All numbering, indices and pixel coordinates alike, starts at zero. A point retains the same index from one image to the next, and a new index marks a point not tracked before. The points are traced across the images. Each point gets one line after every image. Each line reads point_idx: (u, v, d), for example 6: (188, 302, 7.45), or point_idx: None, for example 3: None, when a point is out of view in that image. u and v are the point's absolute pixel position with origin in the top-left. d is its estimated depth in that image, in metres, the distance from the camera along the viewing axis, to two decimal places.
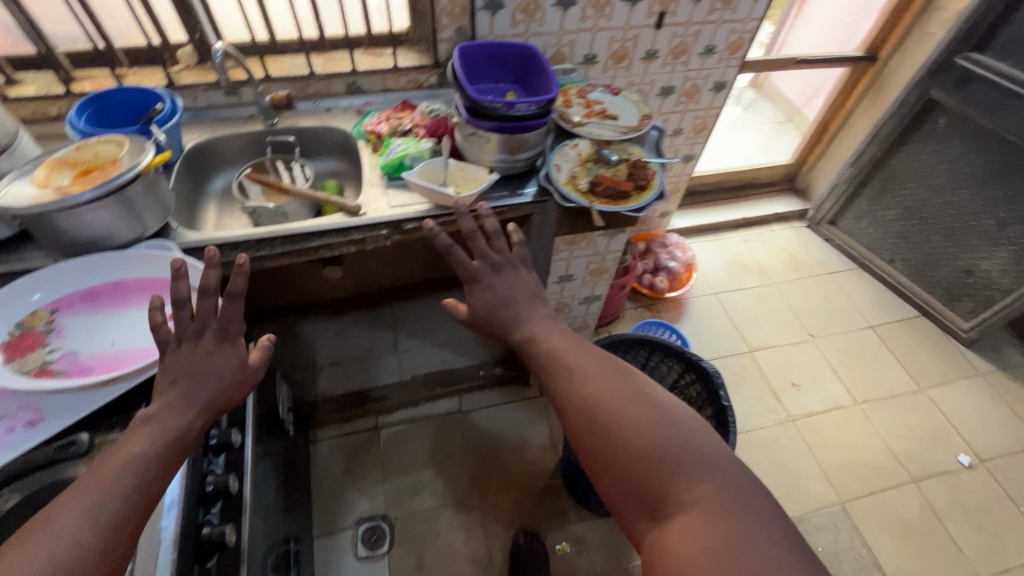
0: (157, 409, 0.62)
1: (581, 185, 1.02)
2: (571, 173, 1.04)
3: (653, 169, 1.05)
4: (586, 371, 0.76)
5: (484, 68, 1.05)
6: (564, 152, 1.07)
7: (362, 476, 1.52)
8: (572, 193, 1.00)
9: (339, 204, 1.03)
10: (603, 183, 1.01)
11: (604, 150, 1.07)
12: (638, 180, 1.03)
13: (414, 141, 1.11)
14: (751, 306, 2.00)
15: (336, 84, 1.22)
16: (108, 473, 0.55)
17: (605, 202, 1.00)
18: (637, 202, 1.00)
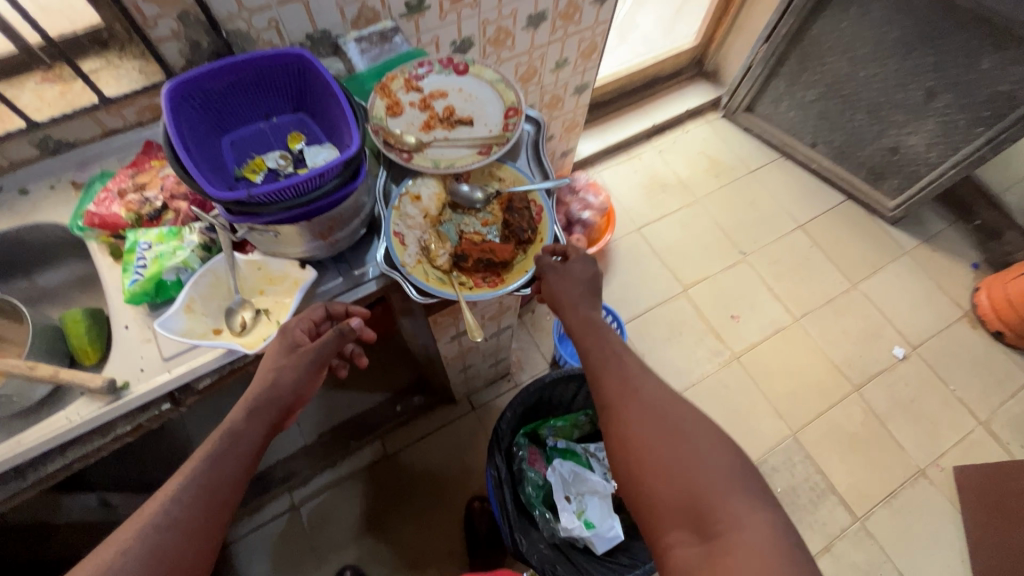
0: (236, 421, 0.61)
1: (441, 263, 0.71)
2: (422, 245, 0.72)
3: (538, 200, 0.74)
4: (628, 380, 0.67)
5: (235, 103, 0.64)
6: (401, 209, 0.72)
7: (293, 569, 1.31)
8: (430, 283, 0.68)
9: (77, 382, 0.64)
10: (473, 255, 0.72)
11: (461, 188, 0.76)
12: (521, 232, 0.73)
13: (172, 233, 0.71)
14: (677, 235, 1.80)
15: (17, 149, 0.75)
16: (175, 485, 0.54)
17: (483, 284, 0.71)
18: (527, 269, 0.72)
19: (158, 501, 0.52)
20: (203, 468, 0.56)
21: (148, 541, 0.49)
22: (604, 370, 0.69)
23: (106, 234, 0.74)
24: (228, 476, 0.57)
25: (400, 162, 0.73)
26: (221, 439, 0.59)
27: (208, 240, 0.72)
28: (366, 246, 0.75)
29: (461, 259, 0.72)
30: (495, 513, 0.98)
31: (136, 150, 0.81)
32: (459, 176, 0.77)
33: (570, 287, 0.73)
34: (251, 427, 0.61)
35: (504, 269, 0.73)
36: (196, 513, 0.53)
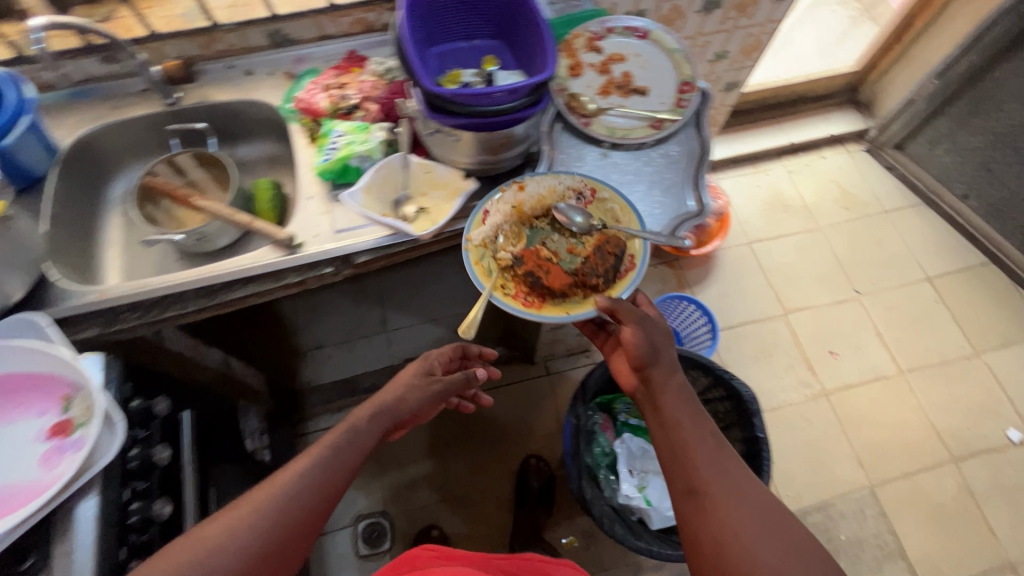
0: (361, 417, 0.73)
1: (500, 258, 0.75)
2: (493, 234, 0.75)
3: (636, 259, 0.74)
4: (727, 471, 0.62)
5: (448, 20, 0.73)
6: (504, 193, 0.76)
7: (358, 470, 1.43)
8: (475, 267, 0.72)
9: (267, 233, 0.77)
10: (529, 266, 0.74)
11: (570, 208, 0.77)
12: (591, 276, 0.73)
13: (362, 128, 0.81)
14: (789, 258, 1.74)
15: (252, 35, 0.89)
16: (301, 463, 0.65)
17: (520, 298, 0.72)
18: (568, 312, 0.71)
19: (291, 478, 0.63)
20: (328, 456, 0.67)
21: (272, 511, 0.60)
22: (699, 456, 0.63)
23: (307, 119, 0.86)
24: (345, 471, 0.67)
25: (579, 126, 0.79)
26: (346, 432, 0.70)
27: (391, 139, 0.82)
28: (520, 174, 0.81)
29: (519, 264, 0.75)
30: (566, 457, 1.03)
31: (339, 56, 0.92)
32: (582, 194, 0.77)
33: (658, 343, 0.72)
34: (369, 427, 0.73)
35: (551, 298, 0.73)
36: (310, 498, 0.63)
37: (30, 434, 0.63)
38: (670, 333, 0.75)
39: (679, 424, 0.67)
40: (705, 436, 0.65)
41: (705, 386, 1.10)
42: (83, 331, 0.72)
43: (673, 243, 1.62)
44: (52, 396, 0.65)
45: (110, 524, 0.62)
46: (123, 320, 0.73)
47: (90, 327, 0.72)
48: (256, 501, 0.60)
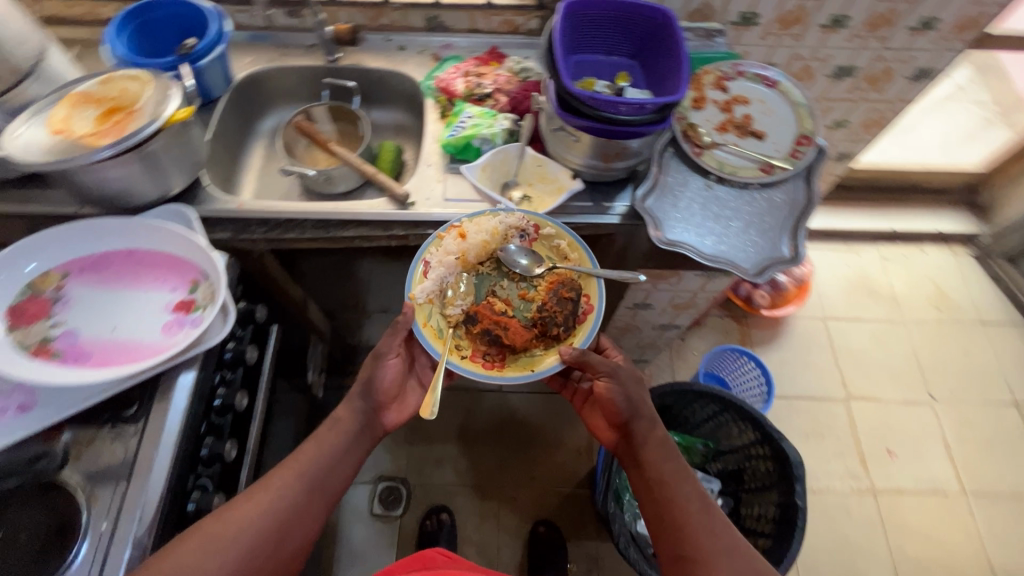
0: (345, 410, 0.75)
1: (449, 316, 0.78)
2: (439, 289, 0.78)
3: (592, 300, 0.78)
4: (718, 532, 0.63)
5: (593, 34, 0.78)
6: (443, 242, 0.78)
7: (390, 435, 1.50)
8: (426, 331, 0.75)
9: (386, 186, 0.85)
10: (483, 324, 0.77)
11: (514, 250, 0.82)
12: (550, 325, 0.77)
13: (489, 114, 0.89)
14: (864, 344, 1.66)
15: (414, 17, 0.99)
16: (296, 462, 0.68)
17: (478, 360, 0.75)
18: (531, 369, 0.74)
19: (295, 474, 0.66)
20: (323, 459, 0.69)
21: (270, 510, 0.62)
22: (685, 517, 0.64)
23: (443, 97, 0.94)
24: (343, 469, 0.70)
25: (690, 154, 0.83)
26: (335, 428, 0.72)
27: (513, 129, 0.88)
28: (624, 186, 0.85)
29: (471, 320, 0.78)
30: (598, 469, 1.06)
31: (482, 49, 1.01)
32: (526, 232, 0.81)
33: (631, 400, 0.73)
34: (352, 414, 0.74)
35: (511, 355, 0.76)
36: (311, 494, 0.66)
37: (156, 305, 0.73)
38: (642, 380, 0.78)
39: (665, 482, 0.67)
40: (693, 494, 0.66)
41: (752, 440, 1.08)
42: (217, 233, 0.82)
43: (745, 298, 1.60)
44: (184, 278, 0.74)
45: (200, 397, 0.71)
46: (251, 231, 0.82)
47: (223, 230, 0.82)
48: (257, 502, 0.62)
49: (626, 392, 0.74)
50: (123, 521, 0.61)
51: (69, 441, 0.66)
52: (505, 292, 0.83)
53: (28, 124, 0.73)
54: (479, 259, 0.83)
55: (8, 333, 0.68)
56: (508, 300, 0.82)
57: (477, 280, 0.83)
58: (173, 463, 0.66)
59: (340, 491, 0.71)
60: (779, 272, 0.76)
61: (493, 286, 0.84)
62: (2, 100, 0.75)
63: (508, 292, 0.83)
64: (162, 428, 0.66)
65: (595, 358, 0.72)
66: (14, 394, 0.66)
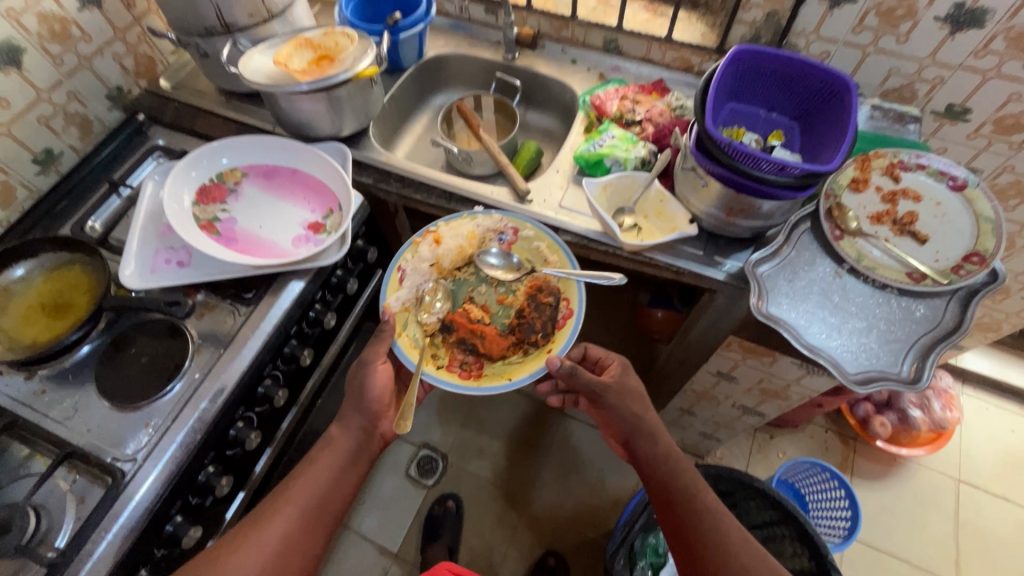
0: (337, 433, 0.79)
1: (426, 323, 0.85)
2: (415, 296, 0.85)
3: (572, 303, 0.82)
4: (721, 535, 0.69)
5: (758, 87, 0.76)
6: (417, 250, 0.86)
7: (447, 411, 1.57)
8: (401, 340, 0.81)
9: (511, 178, 0.92)
10: (460, 333, 0.84)
11: (488, 256, 0.89)
12: (528, 332, 0.83)
13: (630, 140, 0.90)
14: (1002, 530, 1.35)
15: (594, 36, 1.04)
16: (292, 492, 0.72)
17: (454, 369, 0.81)
18: (509, 376, 0.79)
19: (290, 501, 0.71)
20: (319, 486, 0.74)
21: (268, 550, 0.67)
22: (700, 532, 0.69)
23: (593, 114, 0.97)
24: (341, 491, 0.75)
25: (828, 235, 0.76)
26: (325, 453, 0.77)
27: (647, 159, 0.89)
28: (743, 248, 0.80)
29: (447, 329, 0.85)
30: (618, 522, 1.00)
31: (649, 79, 1.02)
32: (504, 235, 0.88)
33: (630, 415, 0.79)
34: (342, 434, 0.79)
35: (489, 363, 0.82)
36: (307, 516, 0.71)
37: (296, 219, 0.87)
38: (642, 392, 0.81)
39: (668, 482, 0.75)
40: (692, 488, 0.73)
41: (804, 569, 0.94)
42: (363, 176, 0.94)
43: (861, 419, 1.40)
44: (322, 204, 0.88)
45: (301, 305, 0.82)
46: (388, 183, 0.93)
47: (367, 175, 0.94)
48: (253, 542, 0.67)
49: (623, 408, 0.79)
50: (211, 379, 0.74)
51: (200, 301, 0.81)
52: (483, 296, 0.89)
53: (260, 53, 0.91)
54: (455, 265, 0.90)
55: (193, 205, 0.86)
56: (486, 305, 0.88)
57: (456, 285, 0.90)
58: (261, 349, 0.77)
59: (341, 513, 0.75)
60: (887, 389, 0.67)
61: (471, 290, 0.90)
62: (252, 31, 0.94)
63: (486, 296, 0.89)
64: (264, 316, 0.79)
65: (583, 373, 0.76)
66: (179, 252, 0.83)
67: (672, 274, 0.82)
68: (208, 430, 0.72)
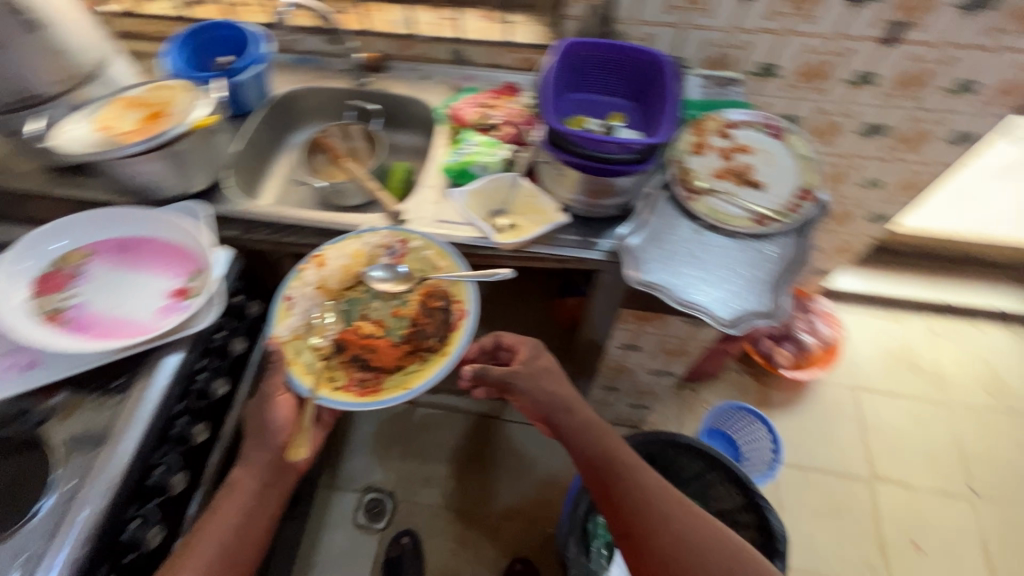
0: (240, 474, 0.71)
1: (320, 347, 0.81)
2: (305, 322, 0.81)
3: (465, 304, 0.82)
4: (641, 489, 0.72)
5: (592, 76, 0.80)
6: (302, 275, 0.83)
7: (385, 447, 1.52)
8: (294, 369, 0.77)
9: (383, 202, 0.91)
10: (353, 351, 0.81)
11: (376, 271, 0.87)
12: (422, 338, 0.82)
13: (491, 144, 0.92)
14: (897, 421, 1.53)
15: (439, 50, 1.05)
16: (193, 550, 0.64)
17: (352, 389, 0.77)
18: (406, 386, 0.76)
19: (197, 561, 0.64)
20: (227, 537, 0.67)
21: None
22: (623, 490, 0.72)
23: (453, 124, 0.99)
24: (252, 534, 0.69)
25: (681, 198, 0.82)
26: (229, 495, 0.70)
27: (511, 160, 0.91)
28: (615, 223, 0.85)
29: (340, 349, 0.82)
30: (563, 511, 1.02)
31: (499, 83, 1.05)
32: (393, 249, 0.87)
33: (543, 395, 0.81)
34: (244, 475, 0.71)
35: (386, 376, 0.79)
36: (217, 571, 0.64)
37: (158, 289, 0.80)
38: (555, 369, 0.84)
39: (586, 446, 0.77)
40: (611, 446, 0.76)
41: (738, 505, 1.00)
42: (228, 230, 0.89)
43: (765, 355, 1.52)
44: (185, 267, 0.82)
45: (181, 380, 0.75)
46: (255, 231, 0.89)
47: (232, 228, 0.89)
48: None
49: (536, 390, 0.81)
50: (87, 484, 0.66)
51: (59, 402, 0.73)
52: (377, 312, 0.87)
53: (78, 119, 0.83)
54: (344, 285, 0.87)
55: (31, 299, 0.77)
56: (381, 320, 0.85)
57: (349, 305, 0.87)
58: (142, 437, 0.70)
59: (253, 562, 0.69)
60: (755, 325, 0.74)
61: (365, 308, 0.87)
62: (65, 99, 0.86)
63: (380, 311, 0.86)
64: (140, 401, 0.72)
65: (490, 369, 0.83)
66: (22, 354, 0.74)
67: (557, 261, 0.85)
68: (96, 540, 0.64)
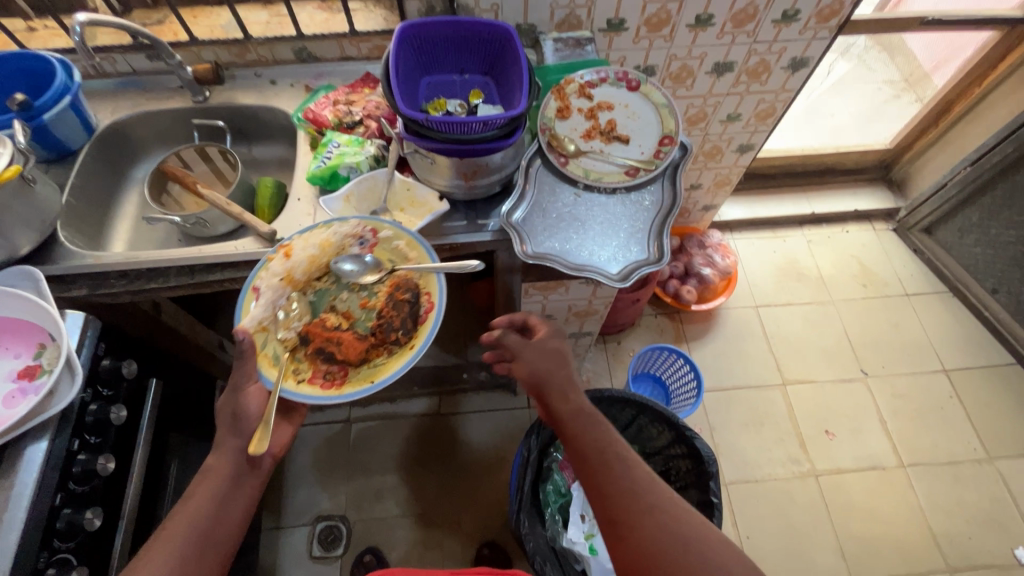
0: (211, 463, 0.71)
1: (286, 339, 0.79)
2: (271, 313, 0.78)
3: (433, 296, 0.80)
4: (619, 463, 0.70)
5: (439, 53, 0.77)
6: (268, 265, 0.77)
7: (327, 472, 1.46)
8: (261, 361, 0.76)
9: (252, 224, 0.84)
10: (315, 343, 0.80)
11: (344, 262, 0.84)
12: (388, 332, 0.80)
13: (357, 142, 0.88)
14: (795, 328, 1.69)
15: (280, 50, 0.97)
16: (171, 535, 0.63)
17: (317, 381, 0.77)
18: (370, 380, 0.76)
19: (177, 537, 0.63)
20: (202, 523, 0.65)
21: None
22: (611, 479, 0.68)
23: (313, 128, 0.93)
24: (228, 521, 0.68)
25: (556, 165, 0.83)
26: (209, 478, 0.69)
27: (380, 155, 0.87)
28: (497, 201, 0.85)
29: (306, 341, 0.81)
30: (511, 488, 1.00)
31: (355, 76, 1.00)
32: (364, 238, 0.82)
33: (546, 365, 0.77)
34: (219, 460, 0.71)
35: (352, 369, 0.79)
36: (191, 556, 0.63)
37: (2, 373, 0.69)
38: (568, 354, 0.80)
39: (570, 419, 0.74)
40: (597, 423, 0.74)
41: (670, 440, 1.07)
42: (73, 290, 0.78)
43: (674, 295, 1.61)
44: (30, 342, 0.71)
45: (54, 469, 0.67)
46: (110, 284, 0.79)
47: (80, 287, 0.79)
48: None
49: (539, 362, 0.77)
50: None
51: None
52: (345, 303, 0.86)
53: None
54: (312, 276, 0.85)
55: None
56: (348, 312, 0.85)
57: (316, 296, 0.86)
58: (19, 542, 0.62)
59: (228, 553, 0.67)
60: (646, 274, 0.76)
61: (333, 299, 0.86)
62: None
63: (349, 303, 0.86)
64: (8, 503, 0.63)
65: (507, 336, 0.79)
66: None
67: (451, 249, 0.84)
68: None
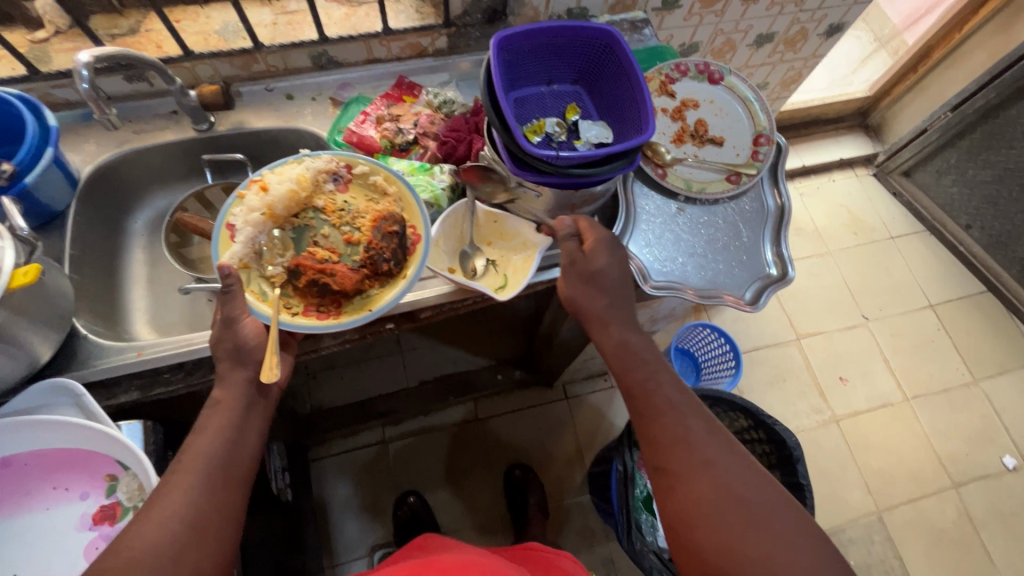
0: (226, 395, 0.59)
1: (271, 275, 0.67)
2: (252, 249, 0.66)
3: (418, 228, 0.70)
4: (670, 399, 0.66)
5: (526, 64, 0.66)
6: (241, 201, 0.67)
7: (373, 499, 1.38)
8: (248, 297, 0.64)
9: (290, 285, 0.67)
10: (309, 276, 0.67)
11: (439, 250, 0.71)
12: (379, 261, 0.68)
13: (422, 169, 0.76)
14: (801, 282, 1.76)
15: (296, 57, 0.81)
16: (189, 476, 0.53)
17: (312, 313, 0.66)
18: (368, 308, 0.66)
19: (194, 469, 0.54)
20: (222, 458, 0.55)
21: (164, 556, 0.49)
22: (662, 430, 0.64)
23: (358, 152, 0.80)
24: (247, 443, 0.58)
25: (655, 177, 0.75)
26: (219, 408, 0.58)
27: (455, 183, 0.76)
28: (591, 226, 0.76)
29: (295, 275, 0.67)
30: (615, 506, 0.98)
31: (388, 83, 0.85)
32: (338, 173, 0.72)
33: (598, 290, 0.68)
34: (230, 392, 0.59)
35: (346, 301, 0.68)
36: (214, 483, 0.54)
37: (69, 521, 0.57)
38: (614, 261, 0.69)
39: (625, 349, 0.68)
40: (652, 357, 0.69)
41: (746, 427, 1.08)
42: (121, 396, 0.64)
43: None
44: (93, 475, 0.57)
45: None
46: (165, 381, 0.65)
47: (128, 391, 0.64)
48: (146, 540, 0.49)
49: (600, 286, 0.68)
50: None
51: None
52: (328, 239, 0.71)
53: None
54: (291, 210, 0.71)
55: None
56: (334, 248, 0.70)
57: (296, 234, 0.71)
58: None
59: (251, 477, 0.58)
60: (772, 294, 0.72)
61: (314, 236, 0.72)
62: None
63: (332, 239, 0.71)
64: None
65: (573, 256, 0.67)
66: None
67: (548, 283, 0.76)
68: None
